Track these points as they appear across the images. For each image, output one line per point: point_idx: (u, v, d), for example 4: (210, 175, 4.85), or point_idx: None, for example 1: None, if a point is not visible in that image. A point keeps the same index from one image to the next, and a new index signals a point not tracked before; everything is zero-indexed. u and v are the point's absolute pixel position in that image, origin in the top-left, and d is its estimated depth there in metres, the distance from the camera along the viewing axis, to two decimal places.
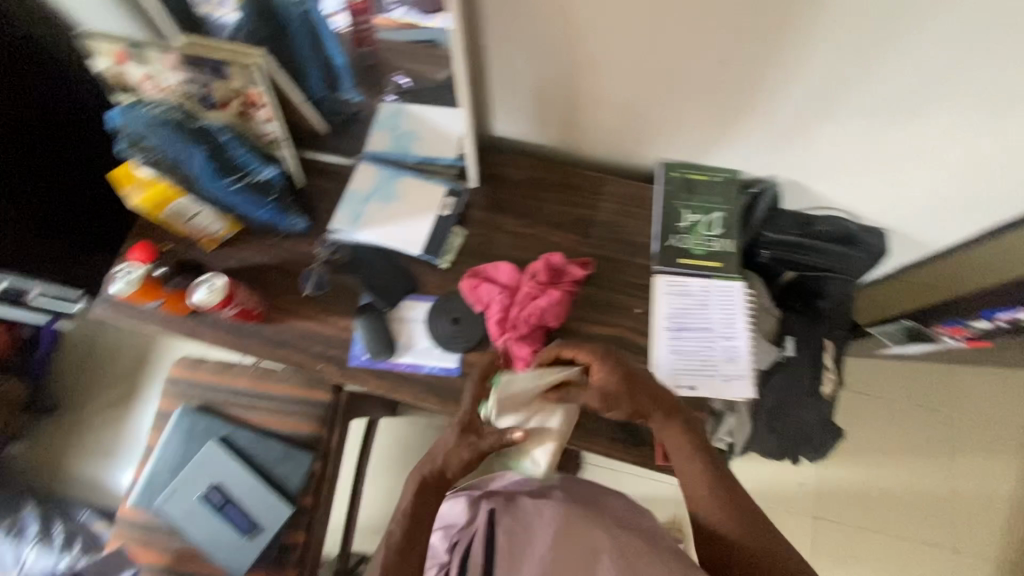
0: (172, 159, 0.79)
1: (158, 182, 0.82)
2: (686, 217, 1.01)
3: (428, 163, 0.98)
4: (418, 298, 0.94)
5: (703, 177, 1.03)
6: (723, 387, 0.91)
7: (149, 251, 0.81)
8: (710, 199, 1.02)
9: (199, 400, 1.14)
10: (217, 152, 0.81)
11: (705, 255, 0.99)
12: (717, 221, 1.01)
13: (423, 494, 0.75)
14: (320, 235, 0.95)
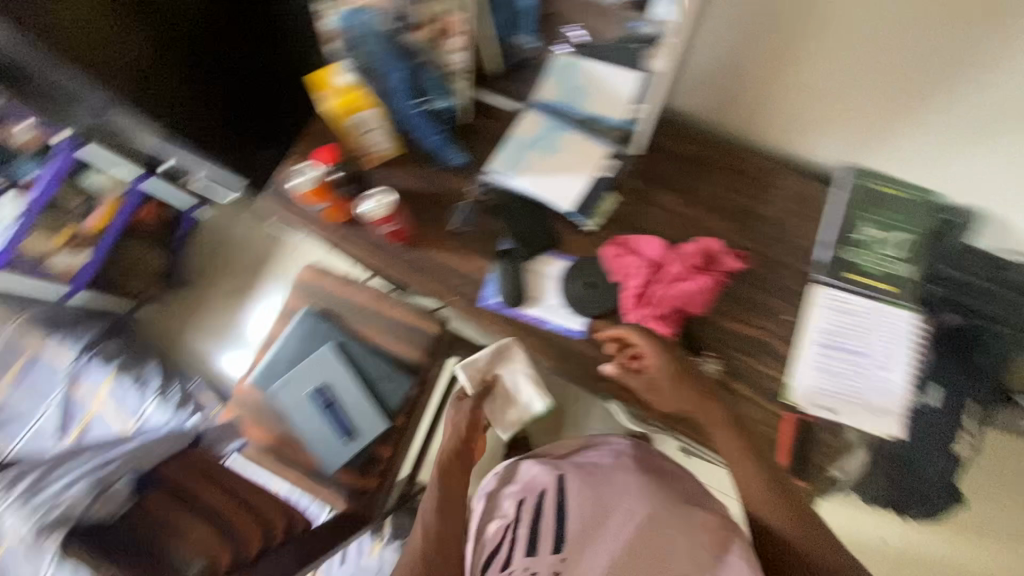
0: (377, 69, 0.87)
1: (355, 90, 0.89)
2: (864, 226, 0.87)
3: (594, 121, 0.94)
4: (556, 255, 0.92)
5: (893, 191, 0.90)
6: (866, 418, 0.79)
7: (333, 154, 0.90)
8: (893, 214, 0.89)
9: (320, 305, 1.22)
10: (415, 71, 0.88)
11: (879, 276, 0.85)
12: (898, 242, 0.87)
13: (446, 469, 1.02)
14: (474, 173, 0.96)
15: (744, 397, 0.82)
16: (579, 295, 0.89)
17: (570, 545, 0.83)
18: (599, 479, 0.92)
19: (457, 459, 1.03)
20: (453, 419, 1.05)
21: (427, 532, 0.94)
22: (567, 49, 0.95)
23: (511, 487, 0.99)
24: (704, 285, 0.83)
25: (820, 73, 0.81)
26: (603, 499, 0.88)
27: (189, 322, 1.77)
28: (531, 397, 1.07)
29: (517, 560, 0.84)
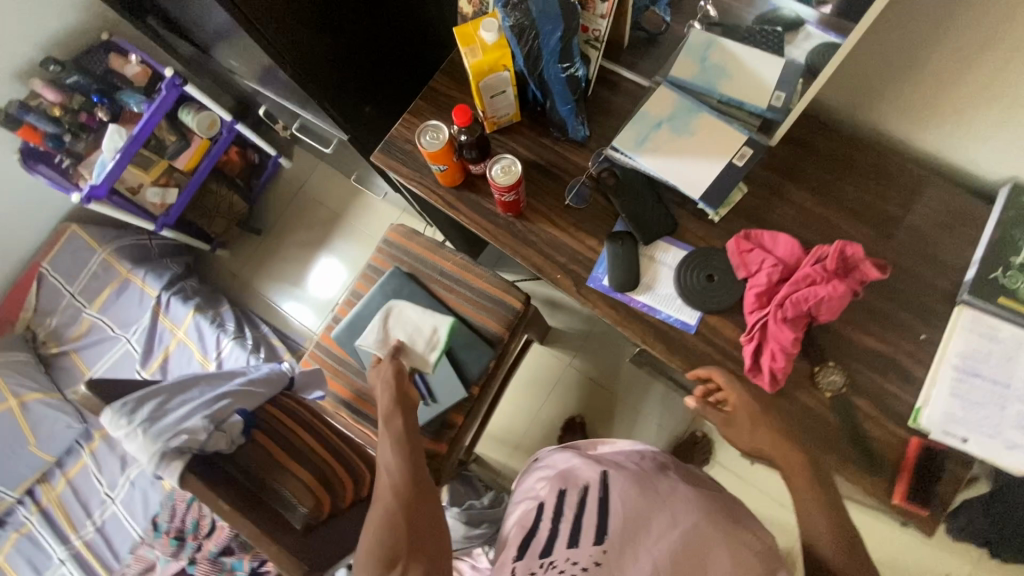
0: (532, 25, 0.81)
1: (498, 47, 0.81)
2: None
3: (732, 106, 0.88)
4: (674, 242, 0.89)
5: None
6: (1005, 455, 0.73)
7: (465, 116, 0.83)
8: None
9: (408, 267, 1.22)
10: (568, 34, 0.82)
11: None
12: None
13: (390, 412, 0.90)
14: (596, 149, 0.93)
15: (867, 414, 0.78)
16: (695, 288, 0.85)
17: (613, 539, 0.73)
18: (654, 487, 0.81)
19: (401, 400, 0.92)
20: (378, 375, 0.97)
21: (394, 478, 0.82)
22: (700, 27, 0.88)
23: (547, 473, 0.91)
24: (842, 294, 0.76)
25: (1012, 82, 0.72)
26: (661, 507, 0.77)
27: (261, 269, 1.79)
28: (425, 325, 1.13)
29: (558, 550, 0.73)
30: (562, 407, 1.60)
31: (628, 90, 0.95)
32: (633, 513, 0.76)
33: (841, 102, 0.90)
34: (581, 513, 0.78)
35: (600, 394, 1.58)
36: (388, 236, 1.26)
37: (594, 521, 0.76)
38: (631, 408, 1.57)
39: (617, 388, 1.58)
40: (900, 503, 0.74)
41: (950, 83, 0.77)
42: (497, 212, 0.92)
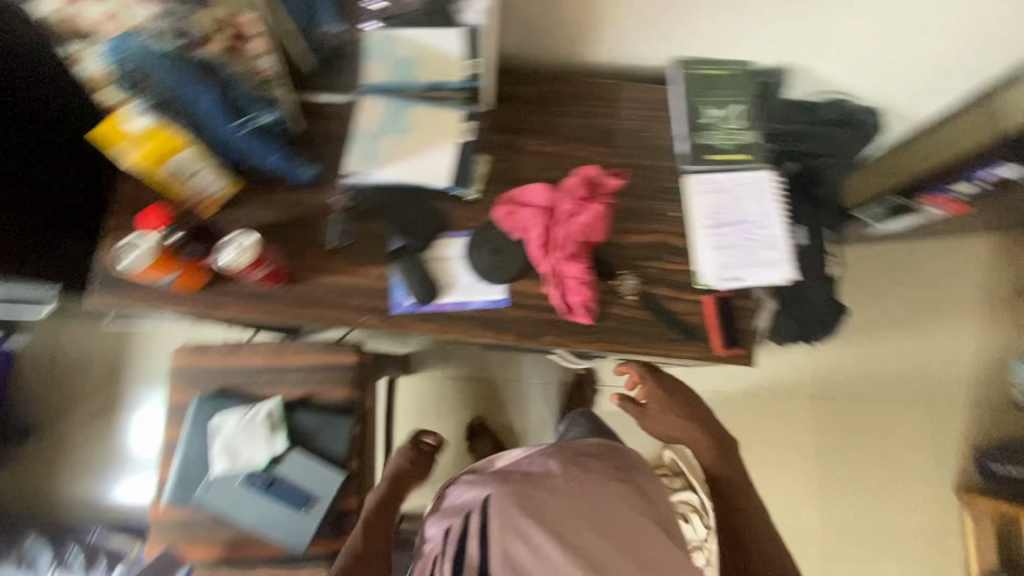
0: (180, 100, 0.75)
1: (155, 134, 0.74)
2: (706, 107, 0.91)
3: (436, 89, 0.89)
4: (452, 234, 0.88)
5: (720, 71, 0.92)
6: (767, 274, 0.86)
7: (163, 215, 0.73)
8: (728, 88, 0.92)
9: (217, 384, 1.07)
10: (224, 89, 0.76)
11: (732, 149, 0.90)
12: (739, 113, 0.91)
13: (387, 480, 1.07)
14: (332, 182, 0.87)
15: (668, 297, 0.87)
16: (488, 266, 0.87)
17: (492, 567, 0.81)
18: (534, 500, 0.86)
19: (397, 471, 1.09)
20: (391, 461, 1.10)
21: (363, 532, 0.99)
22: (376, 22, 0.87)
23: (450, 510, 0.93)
24: (596, 210, 0.86)
25: None
26: (538, 522, 0.83)
27: (60, 471, 1.47)
28: (248, 425, 1.01)
29: None
30: (457, 418, 1.58)
31: (335, 111, 0.90)
32: (507, 532, 0.82)
33: (522, 46, 0.94)
34: (467, 553, 0.84)
35: (484, 387, 1.59)
36: (177, 364, 1.09)
37: (473, 558, 0.83)
38: (515, 382, 1.60)
39: (495, 373, 1.59)
40: (719, 351, 0.85)
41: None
42: (268, 290, 0.84)
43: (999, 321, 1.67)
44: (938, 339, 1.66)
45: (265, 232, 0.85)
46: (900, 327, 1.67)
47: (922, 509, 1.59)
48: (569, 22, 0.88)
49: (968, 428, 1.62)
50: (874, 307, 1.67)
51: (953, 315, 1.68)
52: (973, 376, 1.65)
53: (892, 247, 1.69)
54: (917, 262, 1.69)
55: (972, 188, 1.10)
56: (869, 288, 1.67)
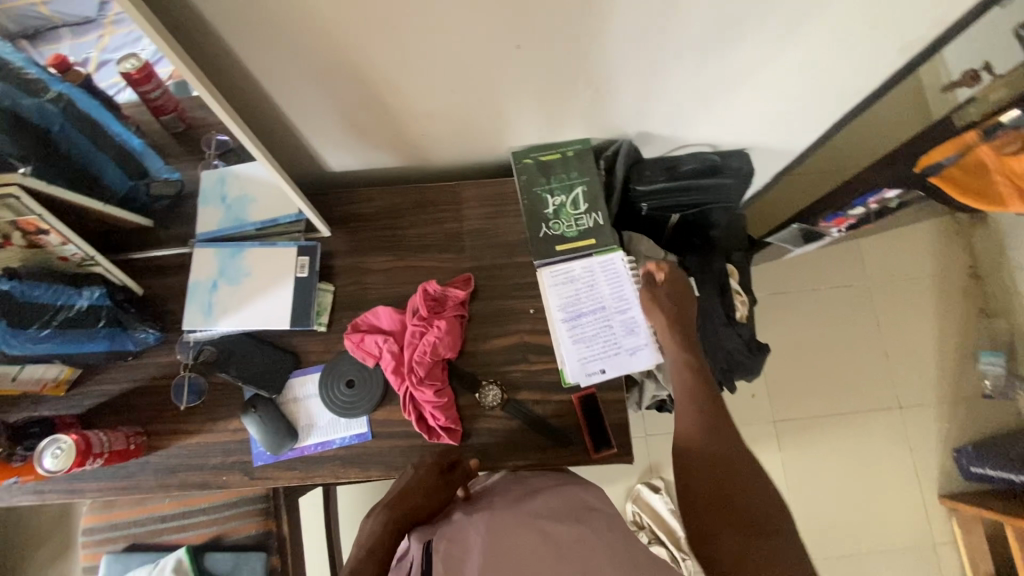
0: None
1: None
2: (546, 197, 0.90)
3: (269, 226, 0.88)
4: (306, 371, 0.86)
5: (557, 155, 0.92)
6: (631, 361, 0.83)
7: None
8: (566, 174, 0.91)
9: (125, 540, 1.06)
10: None
11: (579, 235, 0.88)
12: (581, 196, 0.90)
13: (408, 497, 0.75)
14: (176, 341, 0.86)
15: (534, 400, 0.83)
16: (345, 400, 0.84)
17: None
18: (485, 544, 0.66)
19: (424, 491, 0.75)
20: (423, 479, 0.76)
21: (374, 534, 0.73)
22: (219, 163, 0.91)
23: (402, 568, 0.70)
24: (444, 326, 0.83)
25: (420, 96, 0.77)
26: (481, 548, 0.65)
27: None
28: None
29: None
30: None
31: (177, 265, 0.90)
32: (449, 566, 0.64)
33: (357, 162, 0.92)
34: None
35: None
36: (85, 524, 1.08)
37: None
38: None
39: None
40: (595, 455, 0.80)
41: (392, 116, 0.81)
42: (124, 464, 0.82)
43: (957, 308, 1.59)
44: (897, 337, 1.58)
45: (115, 403, 0.84)
46: (853, 331, 1.59)
47: (909, 521, 1.50)
48: (385, 140, 0.87)
49: (944, 427, 1.53)
50: (824, 315, 1.60)
51: (909, 309, 1.60)
52: (943, 372, 1.56)
53: (832, 251, 1.62)
54: (860, 261, 1.62)
55: (862, 211, 1.07)
56: (813, 297, 1.61)
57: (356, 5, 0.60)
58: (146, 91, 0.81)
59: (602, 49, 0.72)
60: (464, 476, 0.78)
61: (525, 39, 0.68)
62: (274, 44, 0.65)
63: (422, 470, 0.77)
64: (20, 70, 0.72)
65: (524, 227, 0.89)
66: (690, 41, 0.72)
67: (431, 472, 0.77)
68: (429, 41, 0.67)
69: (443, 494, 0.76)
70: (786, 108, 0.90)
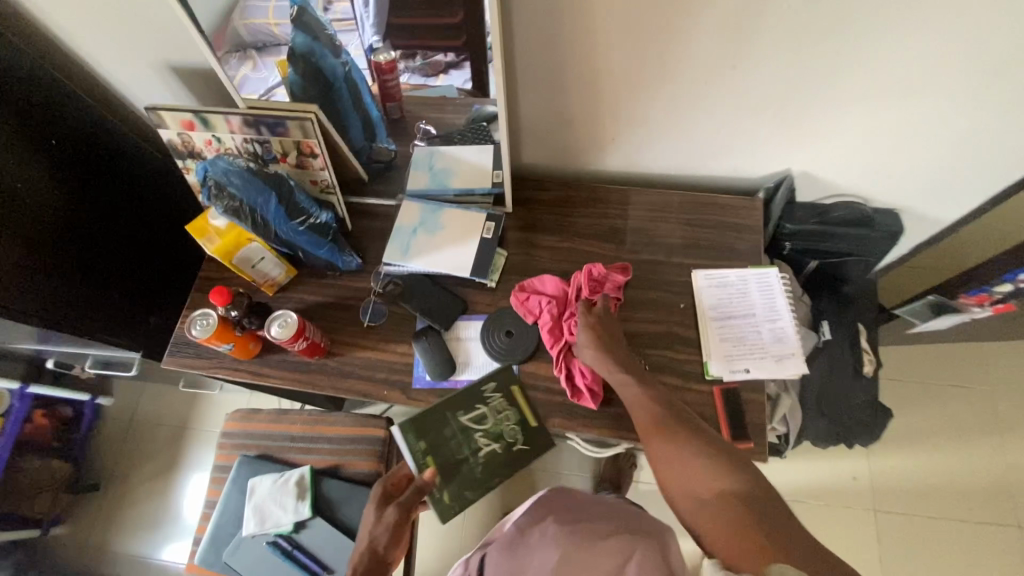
0: (248, 205, 0.86)
1: (233, 230, 0.85)
2: (480, 451, 0.85)
3: (466, 194, 1.04)
4: (471, 318, 0.97)
5: (431, 459, 0.83)
6: (778, 367, 0.87)
7: (226, 297, 0.83)
8: (444, 441, 0.84)
9: (257, 449, 1.17)
10: (287, 197, 0.89)
11: (502, 408, 0.87)
12: (469, 420, 0.85)
13: (371, 534, 0.85)
14: (373, 271, 1.01)
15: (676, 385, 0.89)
16: (502, 347, 0.94)
17: None
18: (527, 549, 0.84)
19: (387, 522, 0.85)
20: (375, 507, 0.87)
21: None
22: (423, 143, 1.06)
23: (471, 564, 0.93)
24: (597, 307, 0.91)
25: (629, 100, 0.92)
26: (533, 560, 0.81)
27: (116, 529, 1.59)
28: (281, 490, 1.08)
29: None
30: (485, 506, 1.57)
31: (382, 212, 1.07)
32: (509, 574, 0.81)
33: (546, 159, 1.08)
34: None
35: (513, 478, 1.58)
36: (228, 427, 1.20)
37: None
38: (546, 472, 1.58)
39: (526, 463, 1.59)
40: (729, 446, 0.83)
41: (597, 117, 0.97)
42: (306, 361, 0.95)
43: None
44: (1020, 453, 1.48)
45: (310, 310, 0.98)
46: (969, 436, 1.51)
47: None
48: (579, 140, 1.02)
49: None
50: (937, 412, 1.54)
51: None
52: None
53: (951, 350, 1.59)
54: (982, 366, 1.57)
55: (1009, 288, 1.08)
56: (928, 392, 1.56)
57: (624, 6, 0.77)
58: (385, 80, 0.98)
59: (797, 81, 0.85)
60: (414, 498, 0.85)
61: (739, 60, 0.83)
62: (540, 34, 0.84)
63: (376, 510, 0.86)
64: (331, 37, 0.92)
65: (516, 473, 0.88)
66: (880, 87, 0.84)
67: (381, 490, 0.88)
68: (665, 49, 0.83)
69: (396, 515, 0.85)
70: (950, 173, 0.97)
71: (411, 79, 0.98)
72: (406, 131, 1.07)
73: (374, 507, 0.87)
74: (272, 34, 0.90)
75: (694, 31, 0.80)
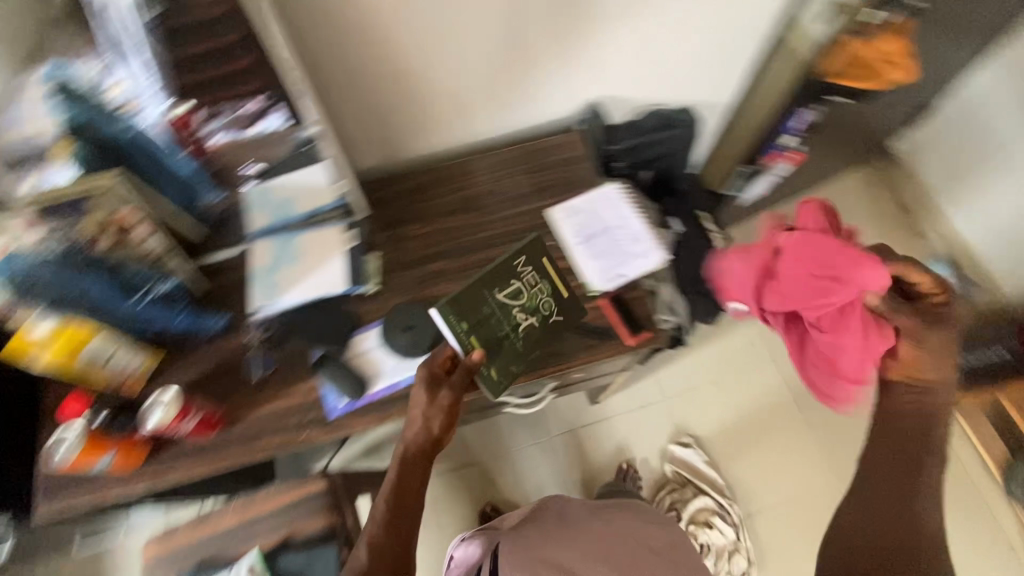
0: (71, 295, 0.76)
1: (66, 327, 0.76)
2: (519, 326, 0.90)
3: (316, 215, 0.99)
4: (366, 329, 0.95)
5: (477, 340, 0.87)
6: (641, 263, 0.99)
7: (85, 399, 0.81)
8: (486, 318, 0.88)
9: (190, 562, 1.05)
10: (116, 274, 0.80)
11: (535, 281, 0.92)
12: (505, 297, 0.89)
13: (426, 418, 0.83)
14: (244, 324, 0.95)
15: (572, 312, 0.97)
16: (405, 344, 0.92)
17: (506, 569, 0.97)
18: (547, 521, 1.08)
19: (444, 409, 0.84)
20: (416, 396, 0.83)
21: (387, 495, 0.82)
22: (253, 182, 0.97)
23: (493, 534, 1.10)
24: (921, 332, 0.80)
25: (432, 76, 0.96)
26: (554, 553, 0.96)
27: None
28: None
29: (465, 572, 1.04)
30: (457, 513, 1.55)
31: (233, 264, 1.00)
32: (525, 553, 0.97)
33: (380, 156, 1.09)
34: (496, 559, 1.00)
35: (473, 475, 1.58)
36: (146, 557, 1.06)
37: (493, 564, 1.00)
38: (501, 455, 1.60)
39: (478, 455, 1.60)
40: (633, 341, 0.94)
41: (409, 100, 0.99)
42: (207, 441, 0.88)
43: (897, 234, 1.83)
44: None
45: (191, 389, 0.90)
46: None
47: None
48: (405, 128, 1.05)
49: None
50: None
51: (860, 244, 1.82)
52: None
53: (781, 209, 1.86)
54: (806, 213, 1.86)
55: (792, 138, 1.30)
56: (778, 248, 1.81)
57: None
58: (185, 135, 0.83)
59: (570, 17, 0.94)
60: (465, 380, 0.85)
61: (518, 11, 0.89)
62: (324, 39, 0.84)
63: (421, 392, 0.83)
64: (108, 101, 0.79)
65: (552, 343, 0.93)
66: (634, 5, 0.96)
67: (426, 370, 0.84)
68: (449, 16, 0.86)
69: (449, 396, 0.84)
70: (714, 58, 1.14)
71: (226, 136, 0.84)
72: (232, 177, 0.96)
73: (422, 392, 0.83)
74: (29, 140, 0.78)
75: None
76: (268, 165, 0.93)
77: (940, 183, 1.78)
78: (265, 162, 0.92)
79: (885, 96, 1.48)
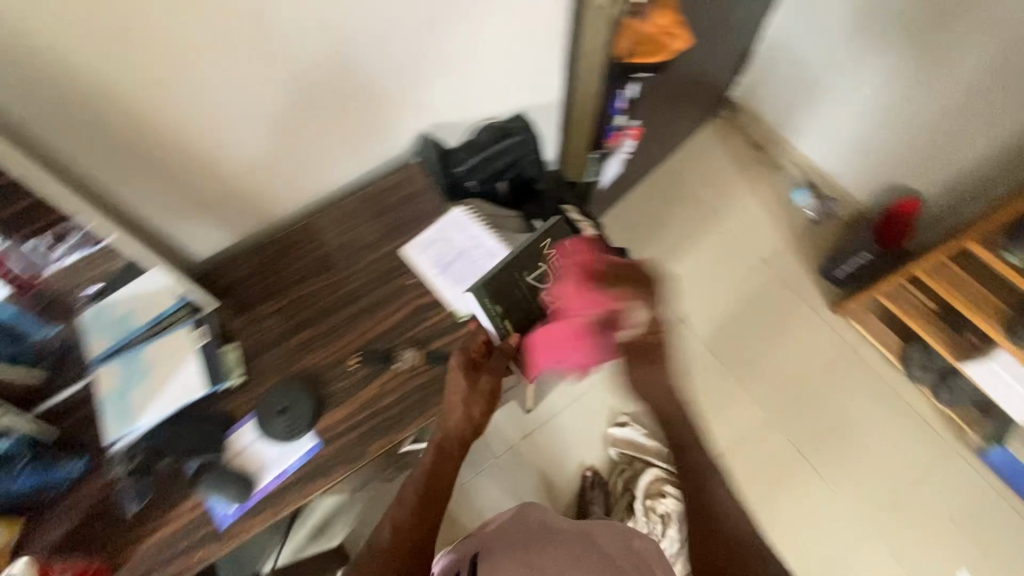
0: None
1: None
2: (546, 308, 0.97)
3: (161, 321, 0.92)
4: (239, 426, 0.91)
5: (509, 321, 0.93)
6: None
7: None
8: (518, 301, 0.94)
9: None
10: None
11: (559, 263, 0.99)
12: (535, 278, 0.95)
13: (465, 402, 0.89)
14: (106, 458, 0.88)
15: (444, 344, 0.95)
16: (282, 430, 0.88)
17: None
18: (526, 533, 1.01)
19: (479, 395, 0.90)
20: (456, 381, 0.89)
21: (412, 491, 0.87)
22: (90, 307, 0.89)
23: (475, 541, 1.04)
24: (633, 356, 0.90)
25: (234, 151, 0.93)
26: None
27: None
28: None
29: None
30: None
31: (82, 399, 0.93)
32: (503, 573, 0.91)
33: (218, 241, 1.06)
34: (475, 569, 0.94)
35: None
36: None
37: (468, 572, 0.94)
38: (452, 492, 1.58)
39: None
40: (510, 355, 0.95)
41: (223, 180, 0.96)
42: None
43: (758, 174, 1.96)
44: (732, 214, 1.90)
45: (62, 547, 0.83)
46: (699, 228, 1.88)
47: (823, 341, 1.72)
48: (232, 207, 1.02)
49: (802, 261, 1.83)
50: (673, 226, 1.88)
51: (729, 191, 1.94)
52: (778, 223, 1.88)
53: (652, 178, 1.96)
54: (675, 176, 1.96)
55: (623, 118, 1.36)
56: (658, 216, 1.90)
57: (151, 76, 0.77)
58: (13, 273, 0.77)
59: (356, 62, 0.94)
60: (505, 357, 0.92)
61: (293, 67, 0.88)
62: (99, 143, 0.81)
63: (461, 376, 0.89)
64: None
65: None
66: (418, 36, 0.97)
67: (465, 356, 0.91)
68: (223, 90, 0.84)
69: (488, 379, 0.91)
70: (522, 63, 1.17)
71: (66, 260, 0.81)
72: (66, 308, 0.87)
73: (461, 382, 0.89)
74: None
75: (234, 62, 0.82)
76: (105, 283, 0.88)
77: (778, 118, 1.93)
78: (101, 280, 0.87)
79: (700, 55, 1.58)
